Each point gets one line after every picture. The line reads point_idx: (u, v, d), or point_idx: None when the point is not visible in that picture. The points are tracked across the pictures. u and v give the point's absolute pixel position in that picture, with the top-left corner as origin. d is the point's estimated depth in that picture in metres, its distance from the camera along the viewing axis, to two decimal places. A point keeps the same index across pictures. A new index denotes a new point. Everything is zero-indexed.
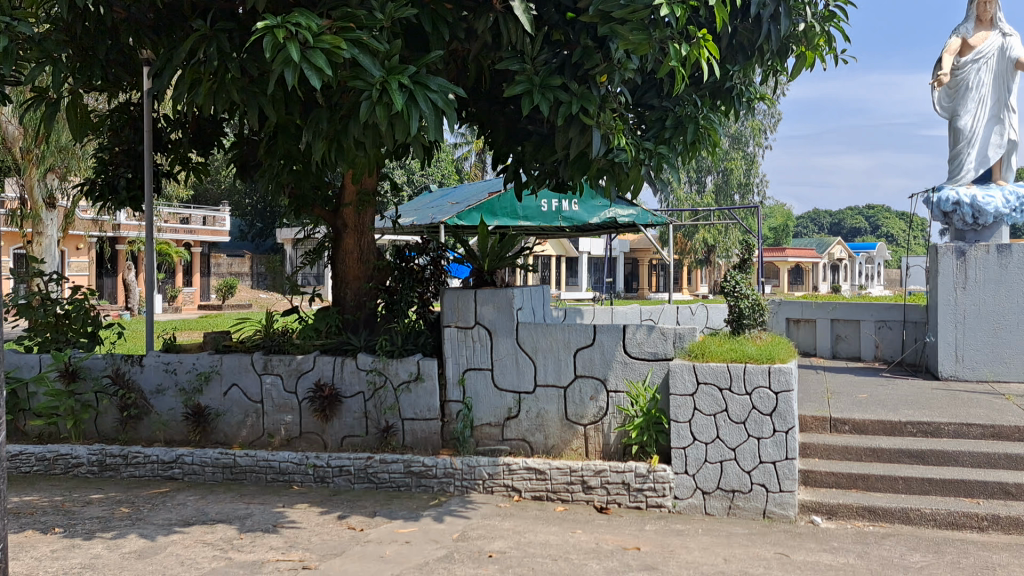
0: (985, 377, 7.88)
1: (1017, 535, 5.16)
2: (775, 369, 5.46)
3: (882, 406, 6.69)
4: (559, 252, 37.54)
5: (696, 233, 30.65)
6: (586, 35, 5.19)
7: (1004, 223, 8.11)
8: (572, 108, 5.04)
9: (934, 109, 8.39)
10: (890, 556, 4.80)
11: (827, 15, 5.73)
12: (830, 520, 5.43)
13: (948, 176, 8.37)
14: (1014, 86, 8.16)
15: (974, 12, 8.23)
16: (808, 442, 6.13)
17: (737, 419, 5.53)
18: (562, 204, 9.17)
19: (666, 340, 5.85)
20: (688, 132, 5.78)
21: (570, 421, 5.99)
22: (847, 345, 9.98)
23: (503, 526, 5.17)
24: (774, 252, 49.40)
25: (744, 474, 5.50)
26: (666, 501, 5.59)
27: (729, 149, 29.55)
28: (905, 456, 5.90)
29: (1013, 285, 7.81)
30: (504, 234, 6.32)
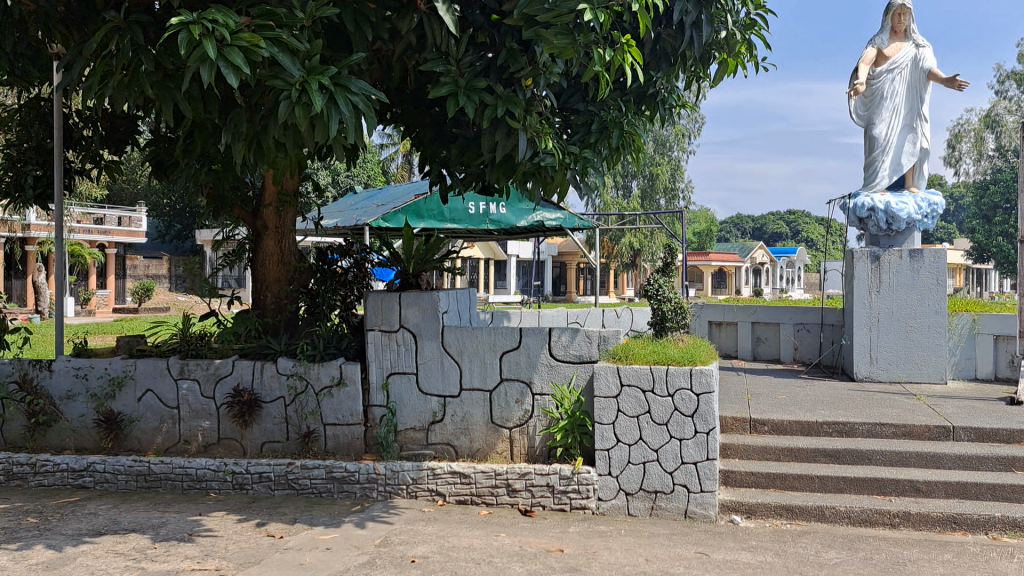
0: (897, 378, 8.14)
1: (926, 531, 5.33)
2: (696, 371, 5.53)
3: (799, 407, 6.85)
4: (487, 254, 37.56)
5: (623, 237, 31.00)
6: (511, 37, 5.14)
7: (916, 229, 8.35)
8: (497, 111, 5.03)
9: (851, 116, 8.63)
10: (807, 553, 4.91)
11: (748, 23, 5.83)
12: (750, 519, 5.52)
13: (863, 182, 8.62)
14: (926, 96, 8.41)
15: (888, 23, 8.50)
16: (728, 443, 6.23)
17: (660, 420, 5.59)
18: (489, 207, 9.12)
19: (591, 342, 5.89)
20: (613, 137, 5.83)
21: (495, 424, 5.98)
22: (767, 347, 10.20)
23: (427, 530, 5.12)
24: (699, 256, 50.27)
25: (666, 474, 5.56)
26: (590, 502, 5.61)
27: (654, 154, 29.96)
28: (821, 456, 6.05)
29: (924, 289, 8.07)
30: (429, 237, 6.27)
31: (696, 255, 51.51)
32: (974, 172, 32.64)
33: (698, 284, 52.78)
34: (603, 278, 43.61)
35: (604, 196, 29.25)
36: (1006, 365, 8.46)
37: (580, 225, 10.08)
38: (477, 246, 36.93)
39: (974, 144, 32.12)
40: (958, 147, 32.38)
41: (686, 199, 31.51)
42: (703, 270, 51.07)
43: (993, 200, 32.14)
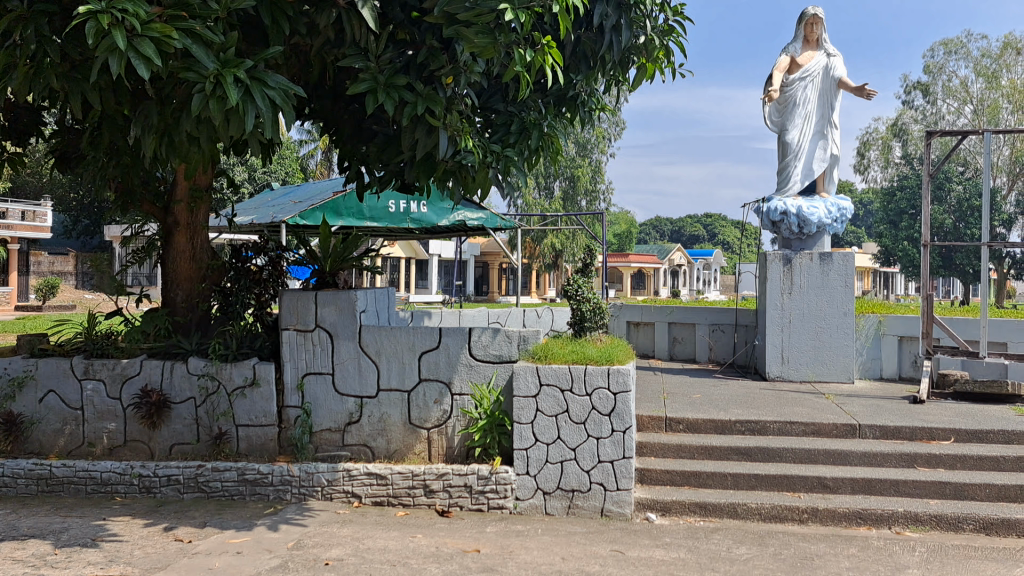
0: (807, 377, 8.37)
1: (833, 526, 5.49)
2: (614, 370, 5.59)
3: (713, 406, 6.98)
4: (407, 254, 37.25)
5: (544, 238, 31.16)
6: (432, 34, 5.12)
7: (826, 233, 8.59)
8: (417, 108, 5.00)
9: (765, 122, 8.82)
10: (719, 549, 5.00)
11: (667, 29, 5.91)
12: (665, 516, 5.60)
13: (777, 187, 8.84)
14: (837, 103, 8.67)
15: (802, 32, 8.74)
16: (644, 442, 6.31)
17: (578, 419, 5.63)
18: (411, 206, 9.04)
19: (511, 342, 5.90)
20: (533, 138, 5.84)
21: (413, 425, 5.93)
22: (683, 348, 10.36)
23: (341, 532, 5.05)
24: (619, 258, 50.86)
25: (583, 473, 5.59)
26: (508, 502, 5.61)
27: (575, 155, 30.19)
28: (734, 453, 6.18)
29: (833, 291, 8.32)
30: (346, 235, 6.17)
31: (617, 257, 52.06)
32: (882, 178, 33.77)
33: (618, 285, 53.33)
34: (524, 278, 43.77)
35: (525, 196, 29.37)
36: (909, 366, 8.77)
37: (502, 225, 10.10)
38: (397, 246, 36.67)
39: (881, 152, 33.22)
40: (867, 155, 33.48)
41: (605, 200, 31.79)
42: (623, 271, 51.71)
43: (899, 206, 33.28)
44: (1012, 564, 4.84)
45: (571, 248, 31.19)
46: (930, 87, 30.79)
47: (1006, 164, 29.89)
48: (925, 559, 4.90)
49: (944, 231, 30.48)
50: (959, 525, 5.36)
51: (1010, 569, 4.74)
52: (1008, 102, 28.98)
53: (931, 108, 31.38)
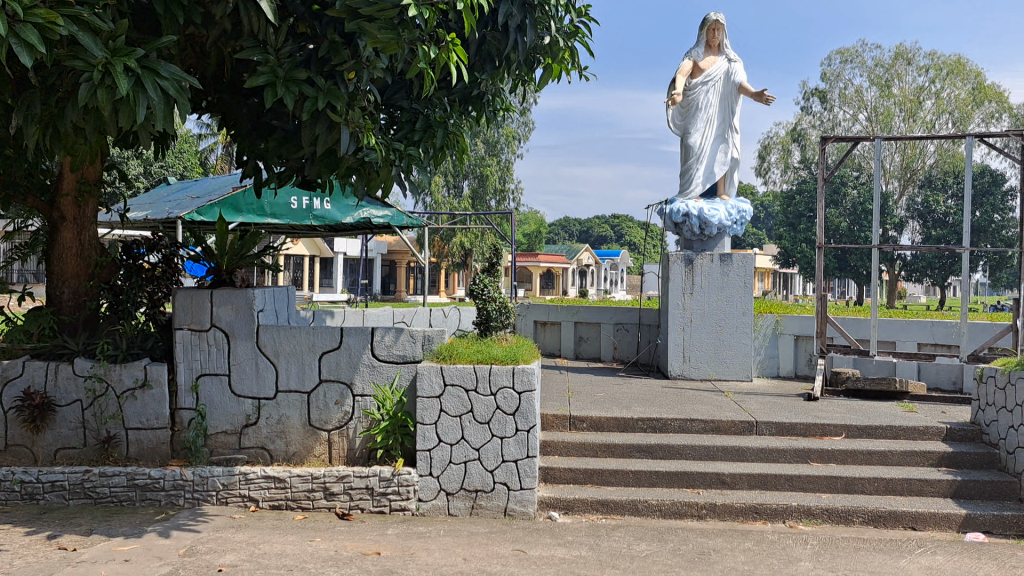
0: (708, 375, 8.55)
1: (730, 520, 5.61)
2: (518, 369, 5.59)
3: (616, 404, 7.06)
4: (313, 251, 36.64)
5: (453, 237, 31.09)
6: (333, 29, 5.02)
7: (726, 234, 8.81)
8: (318, 104, 4.91)
9: (668, 125, 8.96)
10: (619, 547, 5.05)
11: (572, 30, 5.92)
12: (567, 515, 5.64)
13: (679, 189, 8.99)
14: (737, 108, 8.88)
15: (704, 37, 8.91)
16: (548, 441, 6.33)
17: (481, 419, 5.60)
18: (313, 202, 8.82)
19: (415, 342, 5.84)
20: (437, 136, 5.80)
21: (313, 427, 5.82)
22: (588, 347, 10.46)
23: (236, 538, 4.92)
24: (528, 258, 51.12)
25: (487, 473, 5.57)
26: (410, 504, 5.55)
27: (483, 154, 30.18)
28: (636, 451, 6.26)
29: (733, 291, 8.52)
30: (245, 232, 6.01)
31: (527, 257, 52.29)
32: (782, 181, 34.83)
33: (528, 284, 53.50)
34: (433, 277, 43.64)
35: (434, 195, 29.24)
36: (805, 364, 9.06)
37: (408, 224, 10.00)
38: (302, 244, 36.04)
39: (781, 156, 34.25)
40: (768, 159, 34.47)
41: (515, 200, 31.85)
42: (533, 270, 52.03)
43: (798, 210, 34.34)
44: (898, 555, 5.02)
45: (480, 247, 31.18)
46: (828, 94, 31.87)
47: (898, 170, 31.20)
48: (817, 552, 5.05)
49: (839, 233, 31.61)
50: (849, 518, 5.55)
51: (896, 560, 4.92)
52: (901, 110, 30.24)
53: (828, 115, 32.49)
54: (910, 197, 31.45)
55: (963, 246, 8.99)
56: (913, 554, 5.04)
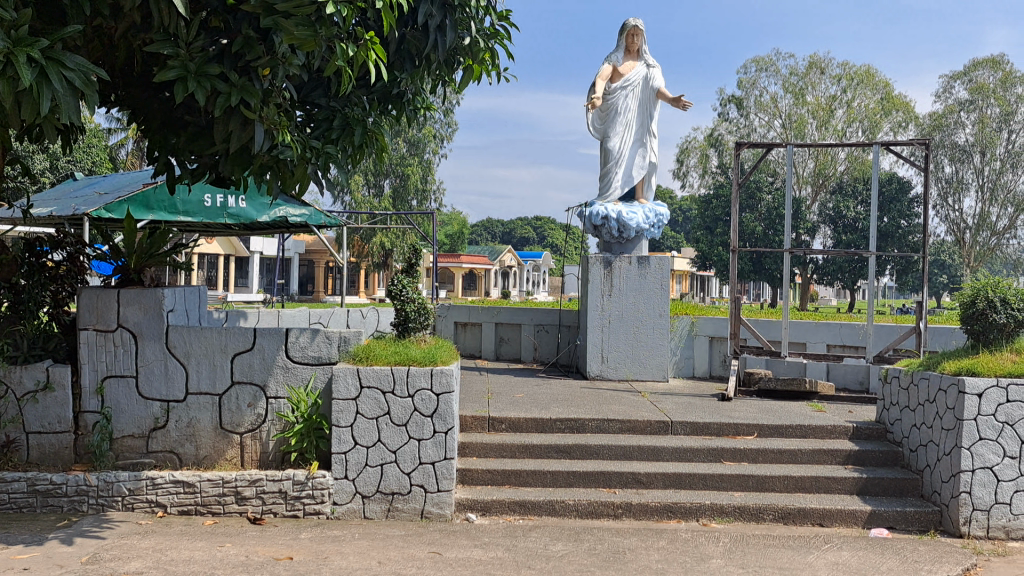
0: (625, 376, 8.66)
1: (646, 520, 5.69)
2: (436, 371, 5.56)
3: (535, 405, 7.09)
4: (228, 250, 35.85)
5: (374, 236, 30.78)
6: (248, 24, 4.91)
7: (644, 237, 8.94)
8: (231, 100, 4.81)
9: (588, 129, 9.03)
10: (535, 547, 5.08)
11: (492, 32, 5.92)
12: (484, 516, 5.63)
13: (599, 192, 9.08)
14: (655, 113, 9.01)
15: (623, 42, 9.02)
16: (466, 442, 6.31)
17: (398, 422, 5.55)
18: (228, 200, 8.65)
19: (331, 343, 5.77)
20: (356, 134, 5.73)
21: (224, 430, 5.70)
22: (508, 347, 10.50)
23: (142, 544, 4.78)
24: (449, 259, 51.01)
25: (404, 476, 5.52)
26: (324, 508, 5.47)
27: (405, 154, 29.96)
28: (554, 451, 6.29)
29: (650, 293, 8.65)
30: (154, 230, 5.82)
31: (449, 258, 52.15)
32: (700, 186, 35.45)
33: (450, 285, 53.31)
34: (354, 278, 43.17)
35: (354, 194, 28.92)
36: (719, 364, 9.25)
37: (326, 223, 9.88)
38: (218, 242, 35.23)
39: (699, 160, 34.87)
40: (686, 163, 35.07)
41: (436, 200, 31.67)
42: (455, 271, 51.92)
43: (715, 213, 35.00)
44: (807, 551, 5.16)
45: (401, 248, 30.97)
46: (744, 101, 32.56)
47: (811, 176, 32.11)
48: (728, 549, 5.15)
49: (755, 237, 32.33)
50: (760, 515, 5.68)
51: (804, 556, 5.05)
52: (813, 118, 31.12)
53: (744, 121, 33.20)
54: (822, 202, 32.40)
55: (870, 251, 9.30)
56: (820, 550, 5.18)
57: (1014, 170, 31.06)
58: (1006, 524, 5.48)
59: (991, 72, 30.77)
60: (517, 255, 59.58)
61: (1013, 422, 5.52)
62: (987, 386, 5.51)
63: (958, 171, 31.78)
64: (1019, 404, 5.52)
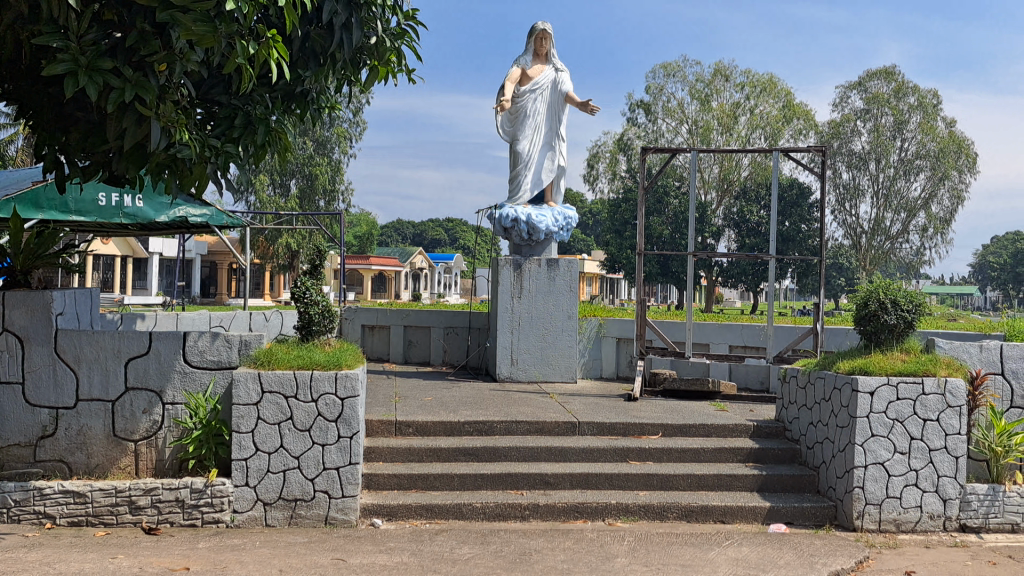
0: (534, 378, 8.69)
1: (553, 521, 5.72)
2: (341, 375, 5.48)
3: (443, 408, 7.06)
4: (126, 251, 34.66)
5: (280, 238, 30.19)
6: (143, 18, 4.75)
7: (553, 240, 8.99)
8: (125, 95, 4.66)
9: (497, 131, 9.03)
10: (442, 551, 5.05)
11: (399, 32, 5.87)
12: (390, 521, 5.57)
13: (508, 195, 9.11)
14: (564, 117, 9.09)
15: (532, 46, 9.07)
16: (372, 447, 6.24)
17: (301, 426, 5.45)
18: (124, 199, 8.33)
19: (231, 348, 5.63)
20: (258, 133, 5.56)
21: (118, 438, 5.51)
22: (417, 350, 10.44)
23: (28, 558, 4.58)
24: (358, 261, 50.48)
25: (307, 482, 5.42)
26: (224, 516, 5.33)
27: (312, 155, 29.49)
28: (461, 455, 6.27)
29: (559, 296, 8.72)
30: (42, 230, 5.59)
31: (358, 259, 51.55)
32: (609, 190, 35.93)
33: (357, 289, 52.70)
34: (259, 280, 42.28)
35: (259, 194, 28.31)
36: (626, 365, 9.39)
37: (229, 224, 9.64)
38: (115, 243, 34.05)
39: (609, 164, 35.34)
40: (595, 167, 35.50)
41: (345, 201, 31.24)
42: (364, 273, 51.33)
43: (624, 217, 35.47)
44: (708, 548, 5.26)
45: (308, 249, 30.48)
46: (652, 106, 33.14)
47: (716, 181, 32.88)
48: (632, 548, 5.22)
49: (661, 241, 32.88)
50: (663, 514, 5.77)
51: (705, 552, 5.16)
52: (718, 124, 31.90)
53: (652, 126, 33.79)
54: (727, 206, 33.22)
55: (770, 254, 9.57)
56: (721, 546, 5.30)
57: (906, 178, 32.39)
58: (897, 517, 5.69)
59: (886, 83, 32.00)
60: (425, 258, 59.28)
61: (903, 419, 5.74)
62: (878, 384, 5.72)
63: (855, 178, 32.97)
64: (908, 402, 5.74)
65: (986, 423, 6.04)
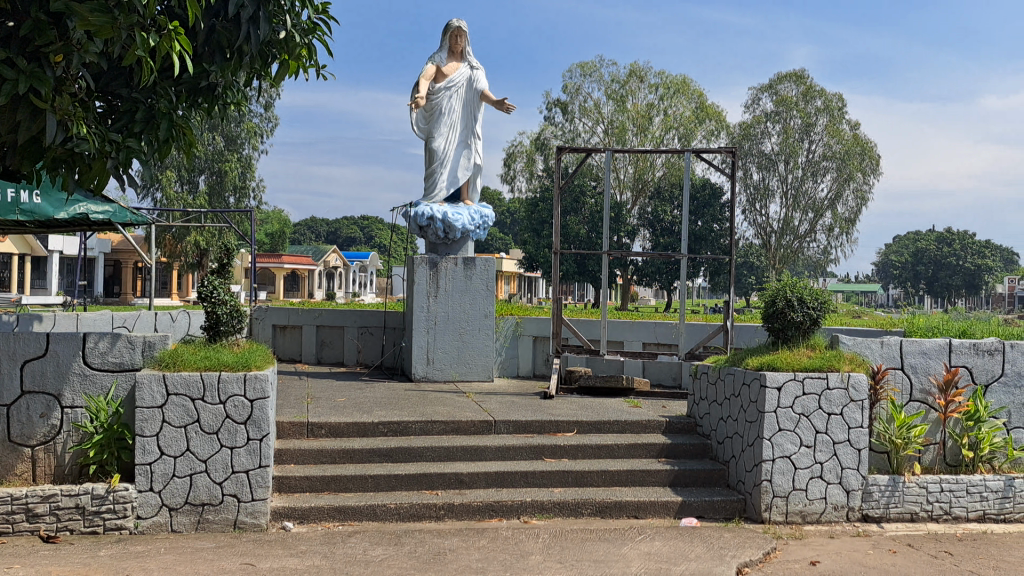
0: (450, 377, 8.67)
1: (468, 519, 5.70)
2: (249, 377, 5.36)
3: (357, 409, 6.98)
4: (23, 249, 33.26)
5: (188, 236, 29.40)
6: (38, 7, 4.59)
7: (470, 239, 8.97)
8: (18, 87, 4.44)
9: (412, 128, 8.97)
10: (355, 553, 4.98)
11: (309, 27, 5.79)
12: (302, 524, 5.47)
13: (424, 192, 9.05)
14: (479, 115, 9.09)
15: (446, 43, 9.03)
16: (284, 449, 6.12)
17: (209, 429, 5.32)
18: (20, 195, 7.96)
19: (134, 349, 5.47)
20: (160, 129, 5.35)
21: (13, 443, 5.29)
22: (330, 351, 10.31)
23: None
24: (271, 259, 49.58)
25: (215, 485, 5.29)
26: (127, 522, 5.17)
27: (222, 150, 28.82)
28: (375, 455, 6.21)
29: (475, 294, 8.71)
30: None
31: (271, 258, 50.58)
32: (525, 190, 36.08)
33: (270, 288, 51.72)
34: (167, 280, 41.13)
35: (166, 190, 27.51)
36: (542, 364, 9.45)
37: (133, 221, 9.36)
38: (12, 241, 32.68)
39: (526, 163, 35.52)
40: (512, 166, 35.60)
41: (256, 198, 30.61)
42: (278, 272, 50.42)
43: (541, 216, 35.64)
44: (621, 543, 5.32)
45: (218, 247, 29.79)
46: (568, 106, 33.39)
47: (631, 180, 33.33)
48: (546, 545, 5.24)
49: (578, 239, 33.13)
50: (578, 510, 5.81)
51: (618, 547, 5.21)
52: (633, 125, 32.36)
53: (568, 126, 34.05)
54: (642, 206, 33.71)
55: (683, 253, 9.72)
56: (634, 541, 5.36)
57: (813, 179, 33.39)
58: (803, 509, 5.85)
59: (794, 86, 32.91)
60: (341, 256, 58.55)
61: (808, 413, 5.90)
62: (786, 380, 5.87)
63: (765, 178, 33.84)
64: (813, 396, 5.91)
65: (887, 416, 6.27)
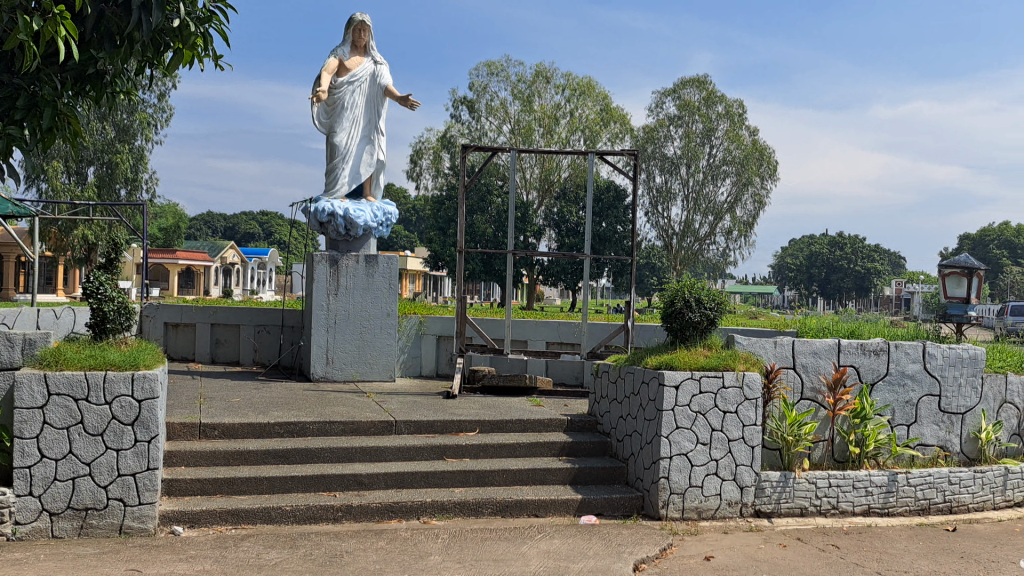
0: (351, 376, 8.55)
1: (366, 521, 5.63)
2: (137, 377, 5.16)
3: (252, 409, 6.81)
4: None
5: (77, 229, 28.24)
6: None
7: (372, 236, 8.87)
8: None
9: (313, 122, 8.81)
10: (247, 557, 4.85)
11: (205, 16, 5.58)
12: (193, 528, 5.29)
13: (325, 188, 8.89)
14: (382, 110, 8.99)
15: (350, 37, 8.90)
16: (174, 451, 5.92)
17: (93, 431, 5.11)
18: None
19: (12, 347, 5.22)
20: (43, 116, 5.10)
21: None
22: (225, 349, 10.06)
23: None
24: (168, 255, 48.11)
25: (99, 489, 5.08)
26: (4, 528, 4.92)
27: (112, 141, 27.78)
28: (270, 456, 6.07)
29: (377, 293, 8.62)
30: None
31: (168, 253, 49.04)
32: (431, 187, 35.91)
33: (167, 284, 50.17)
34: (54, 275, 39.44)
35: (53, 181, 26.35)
36: (445, 363, 9.42)
37: (15, 212, 8.98)
38: None
39: (432, 162, 35.38)
40: (418, 164, 35.39)
41: (150, 191, 29.59)
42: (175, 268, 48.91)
43: (446, 215, 35.53)
44: (520, 542, 5.33)
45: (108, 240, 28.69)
46: (475, 104, 33.35)
47: (538, 180, 33.56)
48: (445, 545, 5.21)
49: (483, 239, 33.16)
50: (478, 510, 5.80)
51: (517, 546, 5.22)
52: (539, 126, 32.59)
53: (475, 125, 34.04)
54: (548, 206, 33.98)
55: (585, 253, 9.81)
56: (533, 540, 5.38)
57: (714, 183, 34.20)
58: (698, 505, 5.97)
59: (696, 91, 33.64)
60: (241, 252, 57.20)
61: (704, 412, 6.02)
62: (683, 378, 5.98)
63: (668, 181, 34.50)
64: (709, 395, 6.03)
65: (779, 414, 6.44)
